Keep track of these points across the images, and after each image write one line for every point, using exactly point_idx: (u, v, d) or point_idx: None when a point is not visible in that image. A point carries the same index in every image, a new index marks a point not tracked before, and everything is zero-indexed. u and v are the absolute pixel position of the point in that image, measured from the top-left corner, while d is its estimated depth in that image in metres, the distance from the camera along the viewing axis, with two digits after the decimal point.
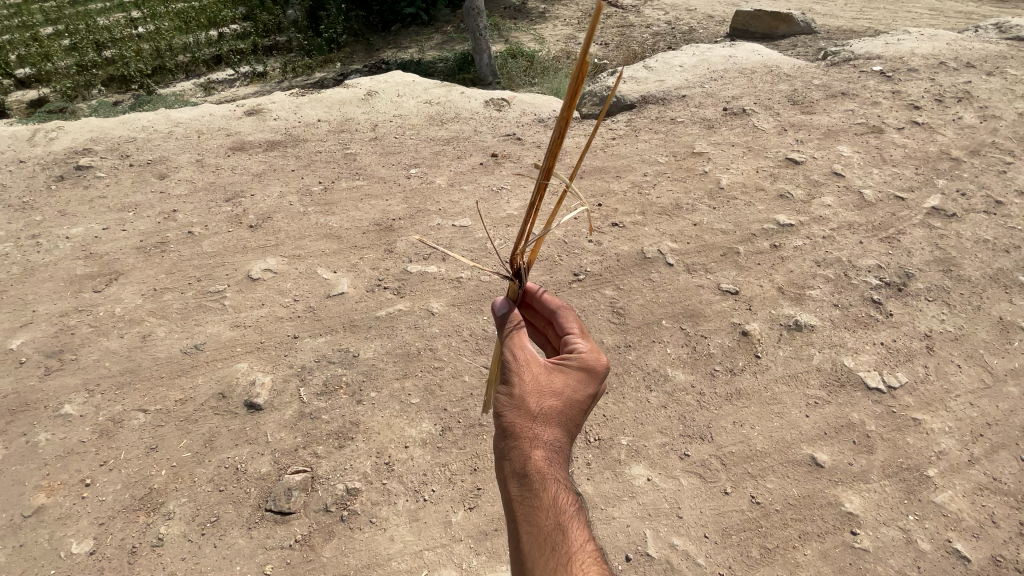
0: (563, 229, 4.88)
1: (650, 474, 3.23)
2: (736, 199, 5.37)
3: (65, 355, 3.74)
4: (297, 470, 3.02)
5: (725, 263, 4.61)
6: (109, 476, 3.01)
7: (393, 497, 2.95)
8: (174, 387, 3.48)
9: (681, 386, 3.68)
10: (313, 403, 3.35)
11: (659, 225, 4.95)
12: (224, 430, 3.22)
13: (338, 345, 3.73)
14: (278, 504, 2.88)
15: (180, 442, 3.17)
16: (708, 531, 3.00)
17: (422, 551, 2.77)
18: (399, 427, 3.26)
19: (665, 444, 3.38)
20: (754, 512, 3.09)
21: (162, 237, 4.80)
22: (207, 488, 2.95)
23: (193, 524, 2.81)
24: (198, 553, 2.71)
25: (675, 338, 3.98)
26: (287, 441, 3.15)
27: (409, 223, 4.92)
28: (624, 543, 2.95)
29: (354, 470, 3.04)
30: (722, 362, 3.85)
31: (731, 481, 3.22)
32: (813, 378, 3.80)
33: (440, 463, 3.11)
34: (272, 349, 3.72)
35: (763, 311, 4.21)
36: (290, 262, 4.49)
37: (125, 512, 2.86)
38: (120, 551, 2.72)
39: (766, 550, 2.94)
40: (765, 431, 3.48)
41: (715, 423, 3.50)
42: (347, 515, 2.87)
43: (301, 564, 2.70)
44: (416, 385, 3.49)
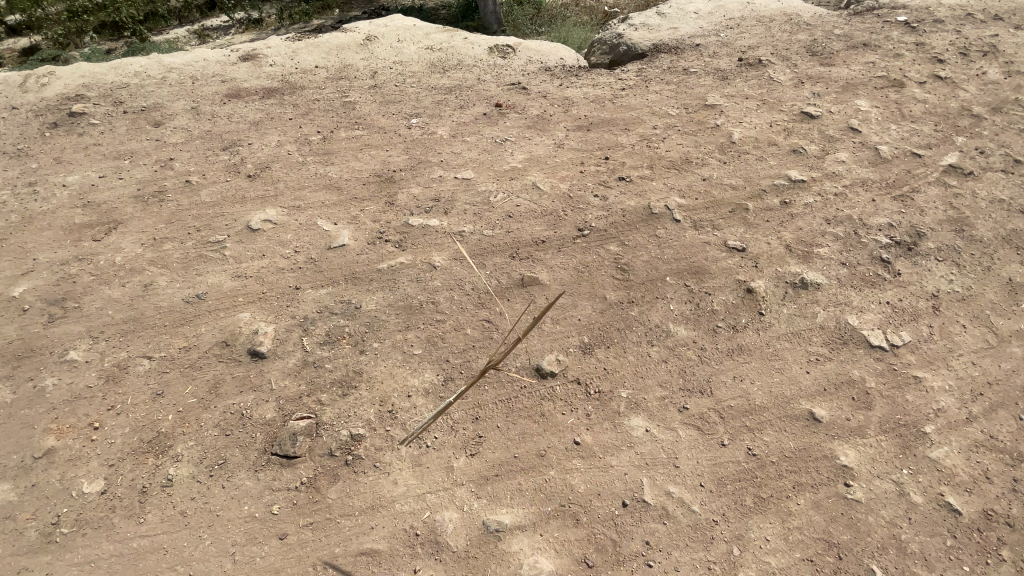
0: (568, 182, 4.76)
1: (649, 426, 3.24)
2: (747, 153, 5.21)
3: (68, 303, 3.74)
4: (302, 416, 3.07)
5: (733, 219, 4.51)
6: (118, 420, 3.06)
7: (396, 443, 3.01)
8: (178, 334, 3.50)
9: (683, 341, 3.65)
10: (316, 353, 3.37)
11: (666, 180, 4.83)
12: (228, 377, 3.25)
13: (340, 297, 3.72)
14: (284, 449, 2.94)
15: (185, 387, 3.20)
16: (704, 480, 3.05)
17: (425, 494, 2.84)
18: (402, 376, 3.28)
19: (665, 397, 3.38)
20: (751, 463, 3.15)
21: (160, 186, 4.71)
22: (214, 432, 3.01)
23: (201, 467, 2.88)
24: (207, 493, 2.79)
25: (679, 294, 3.91)
26: (292, 389, 3.19)
27: (410, 175, 4.81)
28: (621, 490, 2.97)
29: (358, 417, 3.09)
30: (726, 319, 3.81)
31: (729, 434, 3.26)
32: (816, 336, 3.79)
33: (442, 411, 3.16)
34: (273, 299, 3.70)
35: (769, 268, 4.15)
36: (290, 213, 4.42)
37: (133, 455, 2.93)
38: (130, 491, 2.80)
39: (760, 499, 3.00)
40: (765, 386, 3.49)
41: (715, 377, 3.50)
42: (351, 460, 2.93)
43: (308, 504, 2.78)
44: (418, 336, 3.49)
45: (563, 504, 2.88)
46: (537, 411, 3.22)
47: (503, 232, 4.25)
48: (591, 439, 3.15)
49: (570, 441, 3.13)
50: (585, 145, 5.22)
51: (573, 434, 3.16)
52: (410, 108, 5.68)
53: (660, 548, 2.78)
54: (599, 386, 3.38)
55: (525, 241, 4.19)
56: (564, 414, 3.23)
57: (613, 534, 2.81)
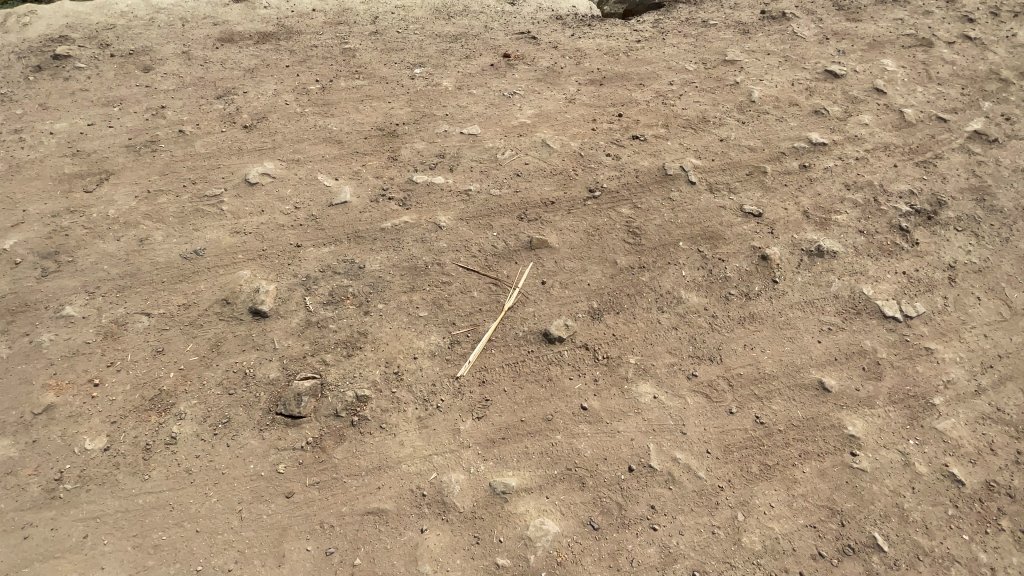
0: (579, 141, 4.55)
1: (657, 392, 3.20)
2: (767, 114, 4.98)
3: (62, 257, 3.62)
4: (307, 376, 3.01)
5: (749, 183, 4.35)
6: (118, 377, 3.01)
7: (402, 405, 2.97)
8: (176, 291, 3.40)
9: (694, 308, 3.57)
10: (319, 313, 3.29)
11: (682, 140, 4.63)
12: (229, 335, 3.17)
13: (342, 256, 3.60)
14: (289, 409, 2.89)
15: (186, 345, 3.13)
16: (711, 447, 3.04)
17: (431, 455, 2.83)
18: (407, 338, 3.21)
19: (673, 364, 3.32)
20: (757, 431, 3.14)
21: (152, 136, 4.49)
22: (217, 391, 2.96)
23: (205, 425, 2.85)
24: (211, 451, 2.77)
25: (692, 260, 3.80)
26: (295, 349, 3.12)
27: (414, 129, 4.59)
28: (627, 455, 2.96)
29: (363, 378, 3.03)
30: (738, 286, 3.72)
31: (737, 402, 3.23)
32: (829, 305, 3.71)
33: (448, 374, 3.11)
34: (274, 257, 3.59)
35: (785, 235, 4.03)
36: (289, 166, 4.24)
37: (136, 412, 2.89)
38: (134, 448, 2.78)
39: (765, 467, 3.01)
40: (776, 355, 3.45)
41: (726, 345, 3.45)
42: (357, 421, 2.90)
43: (314, 464, 2.76)
44: (424, 298, 3.40)
45: (570, 467, 2.88)
46: (544, 375, 3.18)
47: (511, 192, 4.08)
48: (599, 404, 3.11)
49: (578, 407, 3.09)
50: (597, 100, 4.97)
51: (580, 399, 3.12)
52: (413, 57, 5.37)
53: (665, 512, 2.79)
54: (608, 351, 3.31)
55: (533, 201, 4.03)
56: (572, 379, 3.18)
57: (618, 498, 2.81)
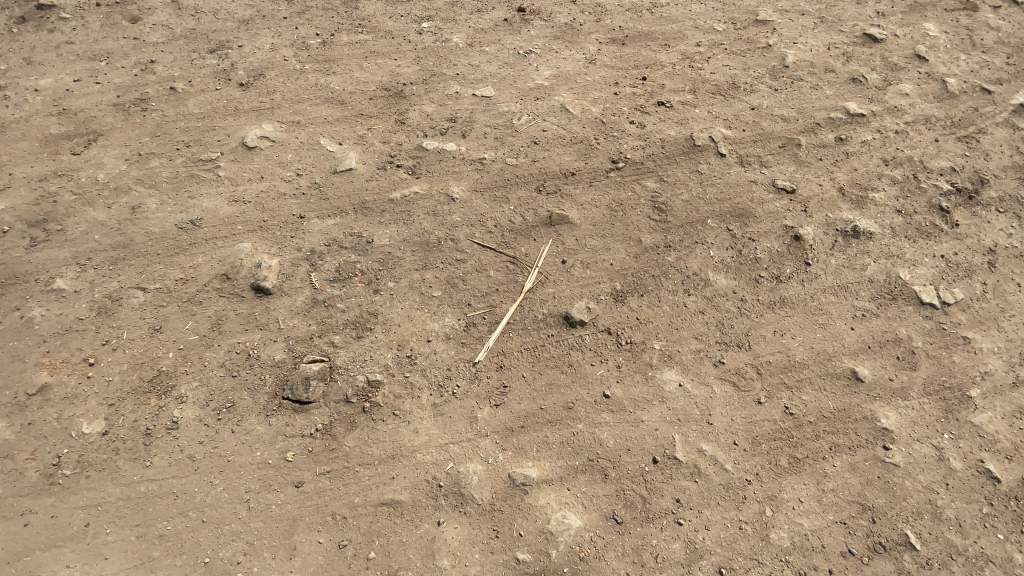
0: (600, 106, 4.23)
1: (682, 380, 3.04)
2: (801, 80, 4.64)
3: (50, 226, 3.38)
4: (314, 359, 2.83)
5: (782, 156, 4.08)
6: (114, 356, 2.83)
7: (416, 391, 2.81)
8: (173, 265, 3.18)
9: (722, 291, 3.37)
10: (326, 291, 3.08)
11: (711, 108, 4.31)
12: (231, 314, 2.98)
13: (349, 229, 3.36)
14: (296, 394, 2.73)
15: (185, 323, 2.94)
16: (739, 438, 2.91)
17: (447, 444, 2.69)
18: (420, 320, 3.03)
19: (700, 350, 3.15)
20: (787, 422, 3.01)
21: (142, 93, 4.16)
22: (220, 373, 2.79)
23: (208, 409, 2.70)
24: (216, 437, 2.63)
25: (721, 239, 3.58)
26: (301, 329, 2.94)
27: (423, 90, 4.26)
28: (652, 446, 2.82)
29: (375, 361, 2.86)
30: (769, 268, 3.52)
31: (766, 391, 3.09)
32: (863, 290, 3.52)
33: (464, 358, 2.94)
34: (276, 229, 3.35)
35: (819, 214, 3.79)
36: (289, 129, 3.94)
37: (134, 394, 2.72)
38: (134, 433, 2.63)
39: (795, 460, 2.90)
40: (807, 342, 3.28)
41: (755, 331, 3.27)
42: (369, 407, 2.74)
43: (324, 452, 2.62)
44: (437, 277, 3.19)
45: (593, 458, 2.75)
46: (565, 361, 3.01)
47: (528, 161, 3.80)
48: (623, 392, 2.96)
49: (600, 395, 2.94)
50: (620, 62, 4.61)
51: (603, 387, 2.96)
52: (420, 10, 4.96)
53: (691, 506, 2.68)
54: (632, 336, 3.13)
55: (552, 172, 3.76)
56: (594, 365, 3.02)
57: (642, 491, 2.69)
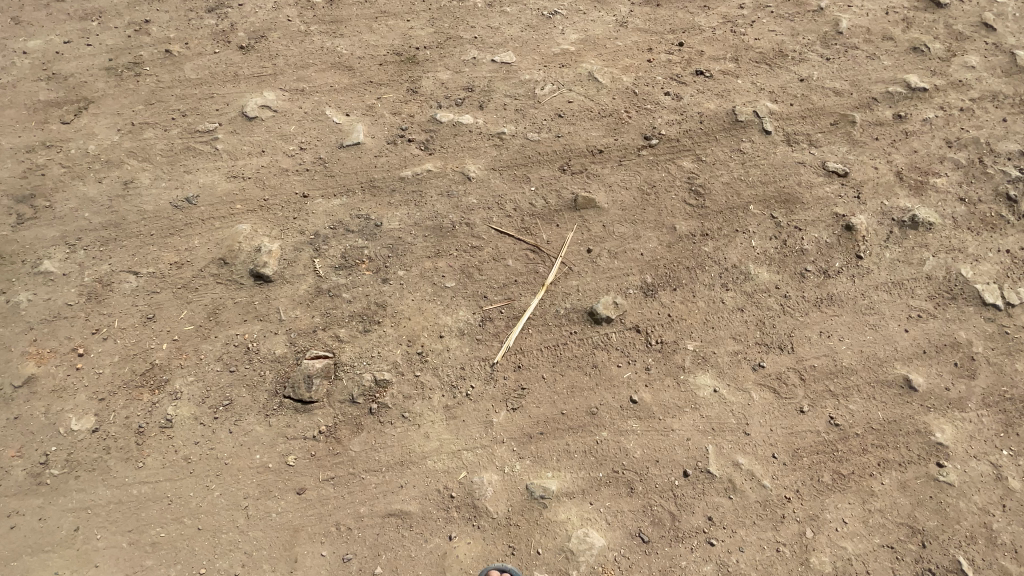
0: (632, 75, 3.83)
1: (717, 385, 2.78)
2: (856, 49, 4.16)
3: (38, 202, 3.15)
4: (318, 355, 2.60)
5: (834, 135, 3.72)
6: (104, 347, 2.64)
7: (427, 392, 2.59)
8: (167, 247, 2.95)
9: (763, 287, 3.07)
10: (331, 280, 2.83)
11: (755, 79, 3.90)
12: (229, 302, 2.75)
13: (356, 211, 3.09)
14: (298, 392, 2.51)
15: (179, 312, 2.73)
16: (778, 451, 2.68)
17: (460, 451, 2.48)
18: (432, 313, 2.78)
19: (738, 352, 2.88)
20: (832, 435, 2.77)
21: (135, 57, 3.85)
22: (217, 367, 2.59)
23: (204, 407, 2.51)
24: (212, 438, 2.45)
25: (764, 228, 3.27)
26: (304, 321, 2.70)
27: (437, 55, 3.89)
28: (682, 459, 2.59)
29: (383, 359, 2.63)
30: (816, 262, 3.21)
31: (810, 399, 2.84)
32: (919, 288, 3.18)
33: (479, 357, 2.70)
34: (278, 209, 3.09)
35: (873, 201, 3.45)
36: (293, 98, 3.63)
37: (126, 389, 2.54)
38: (126, 431, 2.46)
39: (839, 476, 2.68)
40: (855, 345, 3.00)
41: (799, 332, 2.99)
42: (376, 408, 2.52)
43: (328, 457, 2.43)
44: (450, 266, 2.93)
45: (618, 470, 2.52)
46: (589, 361, 2.75)
47: (552, 137, 3.46)
48: (652, 397, 2.71)
49: (627, 399, 2.69)
50: (654, 25, 4.16)
51: (630, 391, 2.71)
52: None
53: (724, 525, 2.47)
54: (663, 335, 2.86)
55: (578, 149, 3.42)
56: (621, 367, 2.76)
57: (671, 507, 2.48)
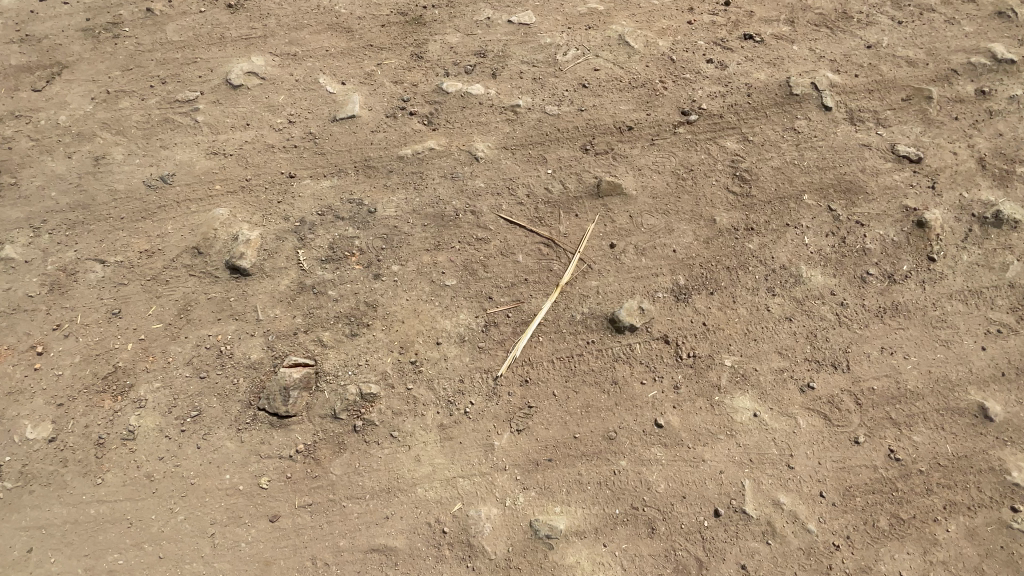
0: (669, 39, 3.31)
1: (758, 409, 2.38)
2: (936, 8, 3.53)
3: (3, 180, 2.89)
4: (297, 363, 2.28)
5: (906, 112, 3.16)
6: (66, 345, 2.40)
7: (420, 408, 2.26)
8: (138, 233, 2.67)
9: (816, 293, 2.63)
10: (316, 274, 2.49)
11: (814, 45, 3.34)
12: (201, 298, 2.45)
13: (348, 194, 2.72)
14: (273, 405, 2.21)
15: (148, 308, 2.46)
16: (826, 489, 2.29)
17: (455, 478, 2.16)
18: (428, 316, 2.43)
19: (783, 370, 2.46)
20: (891, 471, 2.37)
21: (114, 16, 3.48)
22: (185, 373, 2.31)
23: (170, 418, 2.24)
24: (178, 453, 2.19)
25: (818, 223, 2.80)
26: (283, 322, 2.38)
27: (447, 15, 3.41)
28: (713, 495, 2.22)
29: (371, 368, 2.30)
30: (879, 264, 2.74)
31: (866, 428, 2.43)
32: (1003, 298, 2.69)
33: (481, 368, 2.35)
34: (260, 191, 2.74)
35: (950, 192, 2.92)
36: (283, 64, 3.23)
37: (87, 394, 2.30)
38: (84, 441, 2.22)
39: (897, 521, 2.29)
40: (923, 365, 2.55)
41: (856, 348, 2.55)
42: (361, 426, 2.21)
43: (305, 480, 2.14)
44: (451, 261, 2.55)
45: (637, 507, 2.18)
46: (608, 377, 2.38)
47: (573, 111, 3.00)
48: (680, 421, 2.33)
49: (650, 423, 2.31)
50: None
51: (655, 413, 2.33)
52: None
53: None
54: (695, 348, 2.45)
55: (603, 126, 2.95)
56: (644, 384, 2.38)
57: (697, 552, 2.14)
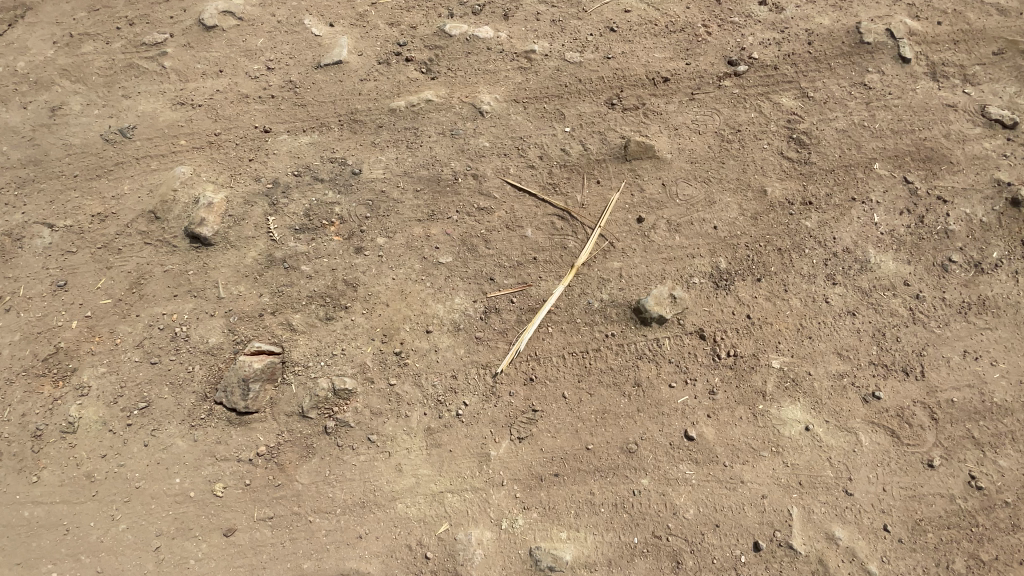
0: None
1: (810, 422, 1.97)
2: None
3: None
4: (261, 350, 1.93)
5: (1004, 66, 2.60)
6: (4, 321, 2.09)
7: (403, 408, 1.90)
8: (90, 195, 2.33)
9: (885, 283, 2.17)
10: (288, 246, 2.12)
11: None
12: (157, 270, 2.11)
13: (329, 152, 2.31)
14: (231, 400, 1.88)
15: (97, 281, 2.13)
16: (891, 522, 1.89)
17: (442, 494, 1.82)
18: (418, 299, 2.05)
19: (843, 376, 2.03)
20: (971, 502, 1.94)
21: None
22: (135, 358, 2.00)
23: (115, 410, 1.94)
24: (123, 451, 1.89)
25: (892, 197, 2.30)
26: (248, 301, 2.03)
27: None
28: (752, 524, 1.85)
29: (347, 359, 1.95)
30: (965, 250, 2.25)
31: (942, 449, 1.99)
32: None
33: (477, 363, 1.98)
34: (230, 147, 2.35)
35: None
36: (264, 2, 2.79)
37: (24, 378, 2.00)
38: (20, 433, 1.94)
39: (977, 563, 1.88)
40: (1015, 374, 2.09)
41: (934, 350, 2.10)
42: (333, 428, 1.87)
43: (266, 488, 1.82)
44: (447, 234, 2.16)
45: (659, 536, 1.82)
46: (629, 378, 1.99)
47: (599, 58, 2.52)
48: (714, 434, 1.94)
49: (679, 435, 1.93)
50: None
51: (685, 423, 1.94)
52: None
53: None
54: (737, 346, 2.04)
55: (634, 76, 2.47)
56: (673, 388, 1.98)
57: None
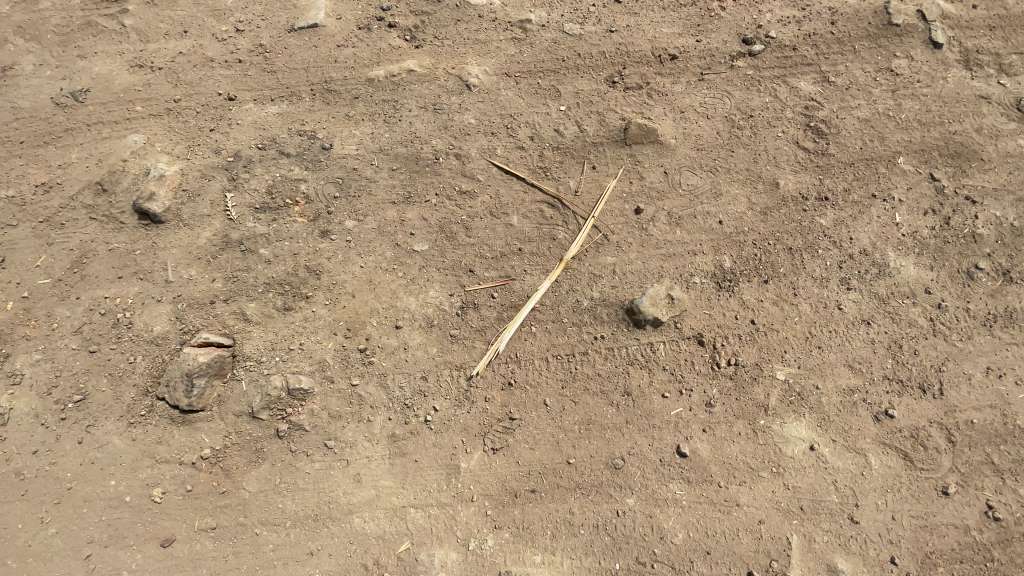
0: None
1: (815, 441, 1.78)
2: None
3: None
4: (210, 342, 1.76)
5: None
6: None
7: (366, 412, 1.74)
8: (35, 162, 2.08)
9: (904, 291, 1.96)
10: (246, 227, 1.92)
11: None
12: (102, 249, 1.91)
13: (299, 125, 2.09)
14: (173, 396, 1.70)
15: (36, 258, 1.92)
16: (899, 554, 1.71)
17: (405, 509, 1.67)
18: (387, 291, 1.86)
19: (853, 391, 1.84)
20: (989, 535, 1.75)
21: None
22: (73, 345, 1.81)
23: (49, 403, 1.75)
24: (56, 448, 1.71)
25: (918, 195, 2.08)
26: (200, 287, 1.84)
27: None
28: (745, 552, 1.68)
29: (307, 355, 1.78)
30: (994, 255, 2.03)
31: (960, 475, 1.80)
32: None
33: (449, 363, 1.79)
34: (191, 116, 2.13)
35: None
36: None
37: None
38: None
39: None
40: None
41: (955, 366, 1.90)
42: (286, 431, 1.71)
43: (211, 495, 1.67)
44: (423, 219, 1.95)
45: (643, 562, 1.65)
46: (618, 386, 1.80)
47: (602, 31, 2.26)
48: (710, 451, 1.75)
49: (670, 451, 1.75)
50: None
51: (677, 438, 1.76)
52: None
53: None
54: (738, 355, 1.84)
55: (640, 51, 2.23)
56: (666, 399, 1.79)
57: None
